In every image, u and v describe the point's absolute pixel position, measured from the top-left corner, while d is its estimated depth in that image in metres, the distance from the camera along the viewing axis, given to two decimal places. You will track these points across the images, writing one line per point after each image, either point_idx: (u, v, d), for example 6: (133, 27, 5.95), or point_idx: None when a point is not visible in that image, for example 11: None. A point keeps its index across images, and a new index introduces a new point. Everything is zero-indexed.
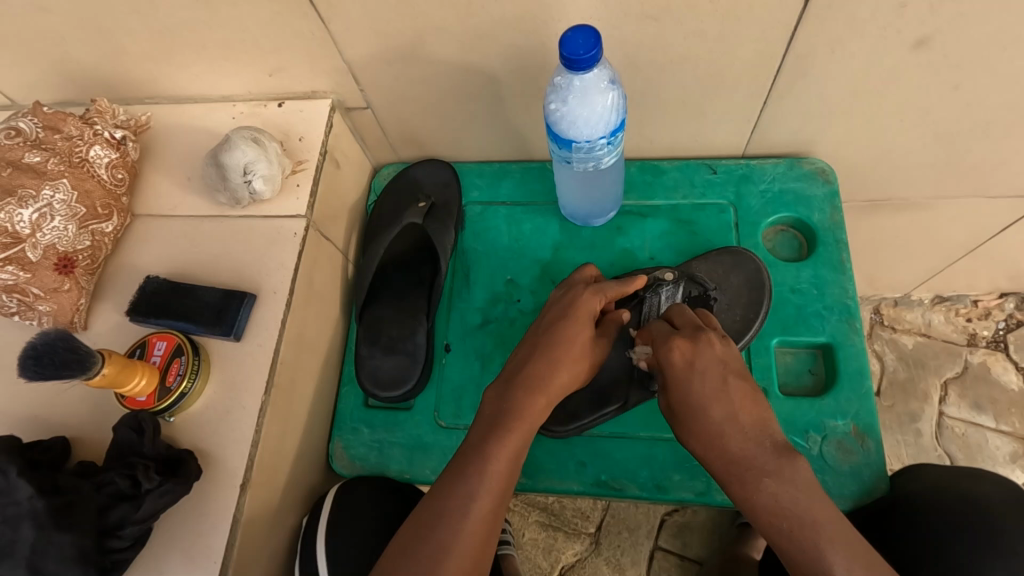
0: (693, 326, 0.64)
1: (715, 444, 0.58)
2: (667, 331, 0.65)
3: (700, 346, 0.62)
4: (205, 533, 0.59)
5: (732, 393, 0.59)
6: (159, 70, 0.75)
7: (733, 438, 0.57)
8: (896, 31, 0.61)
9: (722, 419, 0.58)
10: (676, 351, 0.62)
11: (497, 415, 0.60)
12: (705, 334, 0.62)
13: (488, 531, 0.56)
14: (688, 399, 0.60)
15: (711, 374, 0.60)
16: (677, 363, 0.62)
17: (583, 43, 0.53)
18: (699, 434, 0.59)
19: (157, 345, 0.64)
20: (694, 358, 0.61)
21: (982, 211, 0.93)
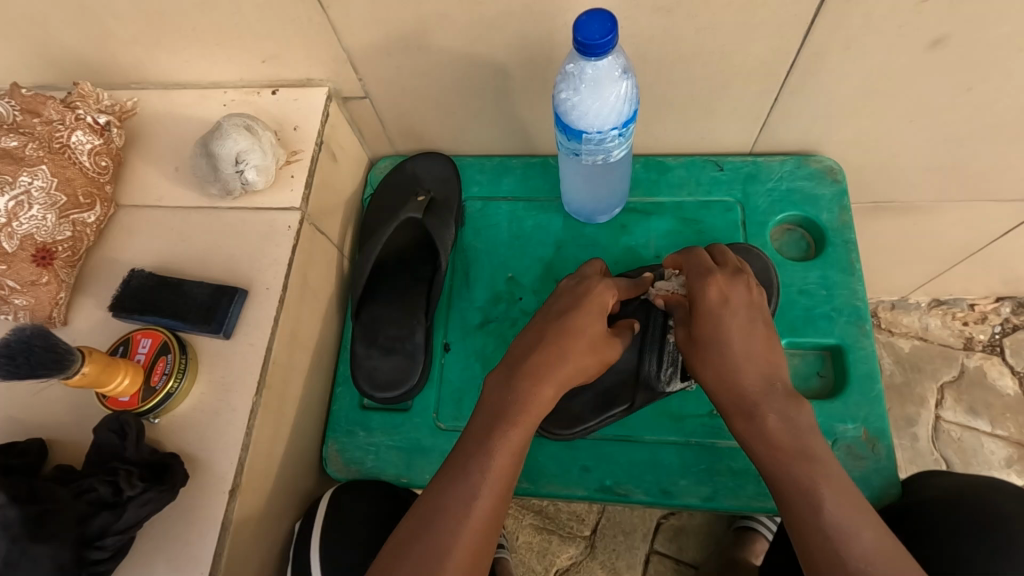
0: (734, 266, 0.64)
1: (726, 375, 0.59)
2: (705, 263, 0.64)
3: (734, 284, 0.63)
4: (192, 542, 0.56)
5: (757, 335, 0.61)
6: (146, 53, 0.71)
7: (747, 377, 0.59)
8: (913, 29, 0.59)
9: (742, 354, 0.60)
10: (714, 286, 0.62)
11: (500, 414, 0.58)
12: (744, 277, 0.63)
13: (488, 533, 0.53)
14: (718, 333, 0.61)
15: (739, 311, 0.62)
16: (714, 288, 0.62)
17: (599, 28, 0.50)
18: (718, 363, 0.60)
19: (141, 342, 0.60)
20: (728, 292, 0.62)
21: (986, 215, 0.92)
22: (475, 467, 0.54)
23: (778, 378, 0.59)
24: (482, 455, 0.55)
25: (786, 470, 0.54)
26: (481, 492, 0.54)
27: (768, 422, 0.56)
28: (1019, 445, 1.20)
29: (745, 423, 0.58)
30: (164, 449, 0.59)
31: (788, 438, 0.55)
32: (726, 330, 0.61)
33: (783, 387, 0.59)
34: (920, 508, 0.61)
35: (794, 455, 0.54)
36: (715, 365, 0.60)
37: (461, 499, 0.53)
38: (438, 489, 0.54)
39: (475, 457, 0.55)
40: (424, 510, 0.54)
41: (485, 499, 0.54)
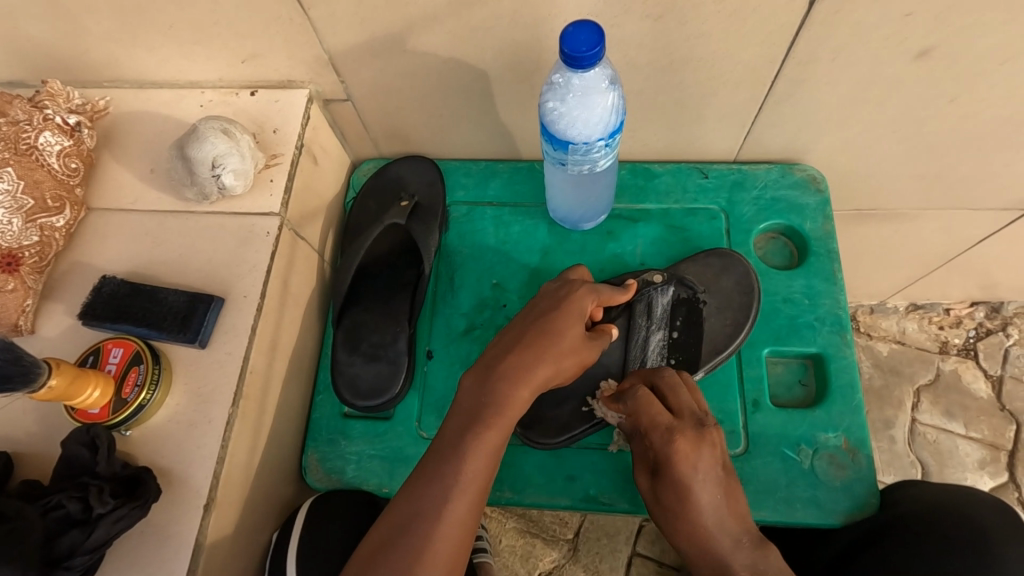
0: (695, 418, 0.62)
1: (706, 553, 0.60)
2: (667, 420, 0.61)
3: (702, 449, 0.61)
4: (166, 558, 0.54)
5: (722, 485, 0.61)
6: (119, 51, 0.69)
7: (721, 546, 0.60)
8: (897, 40, 0.59)
9: (714, 524, 0.60)
10: (681, 456, 0.60)
11: (478, 415, 0.56)
12: (710, 434, 0.61)
13: (464, 545, 0.53)
14: (686, 502, 0.60)
15: (710, 478, 0.60)
16: (682, 464, 0.60)
17: (585, 40, 0.50)
18: (688, 537, 0.61)
19: (113, 351, 0.59)
20: (697, 460, 0.60)
21: (962, 223, 0.94)
22: (453, 471, 0.53)
23: (745, 531, 0.60)
24: (457, 459, 0.54)
25: (729, 573, 0.59)
26: (463, 502, 0.53)
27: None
28: (991, 446, 1.23)
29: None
30: (137, 461, 0.57)
31: (731, 539, 0.60)
32: (696, 498, 0.60)
33: (749, 539, 0.60)
34: (892, 527, 0.63)
35: (748, 567, 0.59)
36: (693, 546, 0.61)
37: (439, 506, 0.52)
38: (415, 494, 0.53)
39: (451, 459, 0.54)
40: (400, 515, 0.52)
41: (463, 503, 0.53)
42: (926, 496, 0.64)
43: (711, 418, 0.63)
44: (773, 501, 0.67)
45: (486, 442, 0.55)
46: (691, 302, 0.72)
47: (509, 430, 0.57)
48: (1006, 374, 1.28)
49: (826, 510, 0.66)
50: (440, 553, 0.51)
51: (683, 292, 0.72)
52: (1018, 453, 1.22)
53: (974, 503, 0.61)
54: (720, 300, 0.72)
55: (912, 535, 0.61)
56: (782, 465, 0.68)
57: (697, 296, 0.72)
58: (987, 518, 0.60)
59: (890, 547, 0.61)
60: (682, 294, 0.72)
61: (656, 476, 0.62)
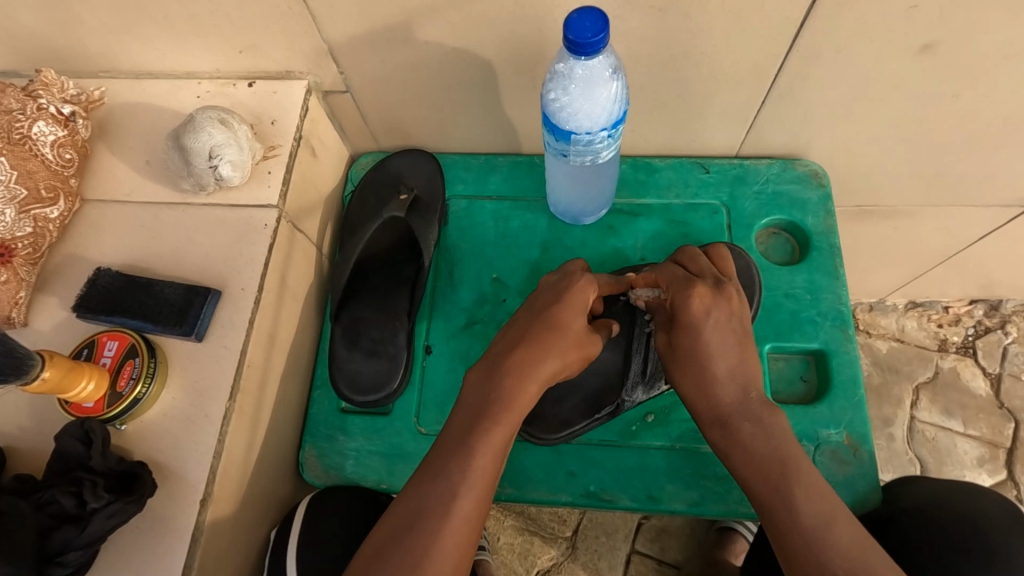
0: (714, 276, 0.63)
1: (708, 397, 0.59)
2: (686, 275, 0.63)
3: (719, 298, 0.61)
4: (162, 554, 0.53)
5: (739, 356, 0.60)
6: (114, 40, 0.68)
7: (725, 396, 0.59)
8: (902, 35, 0.59)
9: (725, 375, 0.59)
10: (698, 297, 0.60)
11: (480, 410, 0.56)
12: (727, 288, 0.62)
13: (467, 542, 0.52)
14: (698, 351, 0.60)
15: (722, 324, 0.60)
16: (696, 306, 0.60)
17: (591, 26, 0.49)
18: (694, 380, 0.60)
19: (107, 345, 0.58)
20: (711, 308, 0.60)
21: (963, 220, 0.94)
22: (457, 466, 0.53)
23: (756, 390, 0.59)
24: (460, 453, 0.53)
25: (733, 431, 0.58)
26: (465, 498, 0.52)
27: (742, 433, 0.57)
28: (990, 444, 1.23)
29: (720, 433, 0.59)
30: (133, 456, 0.56)
31: (741, 396, 0.59)
32: (708, 347, 0.60)
33: (758, 398, 0.59)
34: (898, 518, 0.62)
35: (782, 478, 0.54)
36: (692, 378, 0.60)
37: (442, 503, 0.51)
38: (417, 491, 0.52)
39: (451, 455, 0.53)
40: (402, 514, 0.52)
41: (466, 498, 0.52)
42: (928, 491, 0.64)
43: (735, 282, 0.63)
44: None
45: (489, 436, 0.54)
46: None
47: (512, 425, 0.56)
48: (1005, 372, 1.28)
49: None
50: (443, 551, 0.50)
51: None
52: (1016, 450, 1.22)
53: (979, 498, 0.61)
54: None
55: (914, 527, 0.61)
56: None
57: None
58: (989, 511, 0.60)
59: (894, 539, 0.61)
60: None
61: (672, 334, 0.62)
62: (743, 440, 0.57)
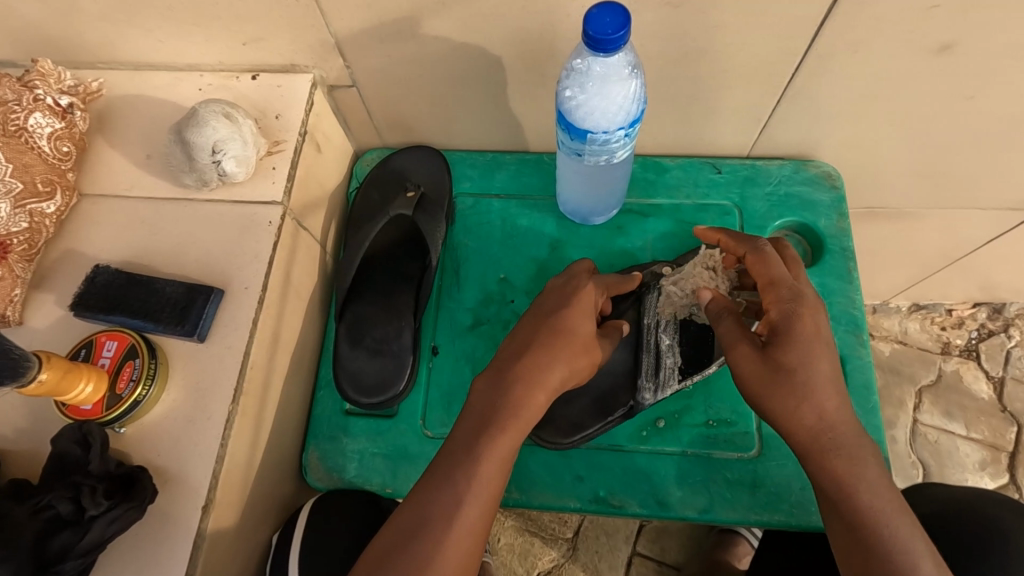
0: (805, 288, 0.56)
1: (824, 429, 0.51)
2: (788, 283, 0.54)
3: (822, 315, 0.53)
4: (162, 560, 0.52)
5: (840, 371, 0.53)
6: (113, 31, 0.65)
7: (844, 426, 0.51)
8: (923, 35, 0.58)
9: (831, 401, 0.51)
10: (807, 311, 0.53)
11: (490, 417, 0.54)
12: (827, 306, 0.54)
13: (474, 551, 0.50)
14: (808, 374, 0.51)
15: (829, 351, 0.52)
16: (810, 328, 0.52)
17: (611, 22, 0.48)
18: (801, 411, 0.51)
19: (106, 345, 0.56)
20: (822, 330, 0.52)
21: (972, 223, 0.93)
22: (465, 477, 0.51)
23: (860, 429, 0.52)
24: (469, 463, 0.52)
25: (836, 466, 0.50)
26: (475, 507, 0.51)
27: (865, 476, 0.49)
28: (992, 447, 1.23)
29: (827, 471, 0.50)
30: (132, 460, 0.54)
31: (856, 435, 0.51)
32: (822, 372, 0.51)
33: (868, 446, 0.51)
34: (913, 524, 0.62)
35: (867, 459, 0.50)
36: (810, 422, 0.51)
37: (448, 513, 0.50)
38: (424, 499, 0.51)
39: (461, 461, 0.52)
40: (405, 522, 0.50)
41: (475, 508, 0.51)
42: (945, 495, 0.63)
43: (810, 288, 0.55)
44: (787, 507, 0.65)
45: (500, 445, 0.53)
46: None
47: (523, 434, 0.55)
48: (1007, 376, 1.28)
49: None
50: (451, 562, 0.49)
51: None
52: (1018, 454, 1.22)
53: (994, 501, 0.61)
54: None
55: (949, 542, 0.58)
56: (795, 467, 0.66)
57: None
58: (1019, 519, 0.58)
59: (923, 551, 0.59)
60: None
61: (771, 343, 0.53)
62: (862, 482, 0.49)
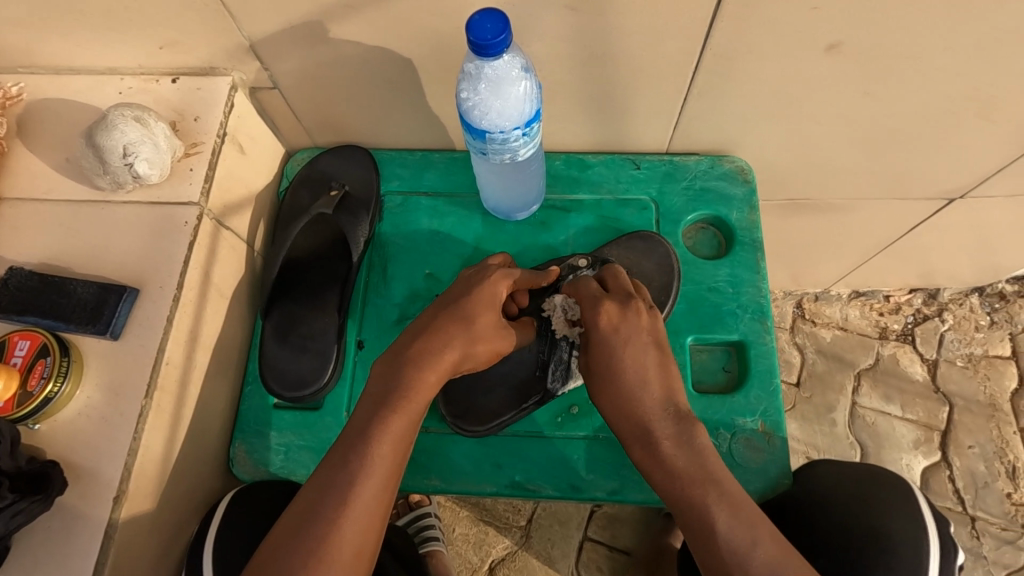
0: (624, 292, 0.64)
1: (629, 410, 0.60)
2: (597, 291, 0.64)
3: (627, 313, 0.62)
4: (74, 550, 0.53)
5: (650, 360, 0.61)
6: (31, 36, 0.66)
7: (647, 398, 0.60)
8: (806, 36, 0.61)
9: (637, 382, 0.60)
10: (604, 316, 0.62)
11: (387, 397, 0.56)
12: (636, 303, 0.63)
13: (369, 529, 0.53)
14: (611, 360, 0.61)
15: (637, 342, 0.61)
16: (605, 324, 0.62)
17: (491, 28, 0.50)
18: (611, 394, 0.61)
19: (19, 345, 0.57)
20: (620, 325, 0.62)
21: (891, 211, 0.97)
22: (358, 455, 0.54)
23: (672, 402, 0.60)
24: (362, 444, 0.54)
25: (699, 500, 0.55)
26: (370, 485, 0.53)
27: (664, 448, 0.58)
28: (926, 426, 1.28)
29: (644, 450, 0.59)
30: (45, 456, 0.56)
31: (697, 466, 0.57)
32: (621, 364, 0.61)
33: (675, 411, 0.60)
34: (806, 505, 0.65)
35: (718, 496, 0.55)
36: (623, 403, 0.60)
37: (343, 493, 0.52)
38: (325, 479, 0.53)
39: (358, 445, 0.54)
40: (307, 502, 0.53)
41: (370, 486, 0.53)
42: (827, 498, 0.65)
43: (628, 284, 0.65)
44: None
45: (397, 427, 0.55)
46: None
47: (417, 413, 0.57)
48: (940, 358, 1.33)
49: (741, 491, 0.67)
50: (346, 537, 0.51)
51: None
52: (950, 433, 1.28)
53: (874, 479, 0.65)
54: (643, 281, 0.73)
55: (848, 536, 0.61)
56: None
57: None
58: (906, 513, 0.61)
59: (828, 540, 0.62)
60: None
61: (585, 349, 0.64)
62: (659, 452, 0.58)
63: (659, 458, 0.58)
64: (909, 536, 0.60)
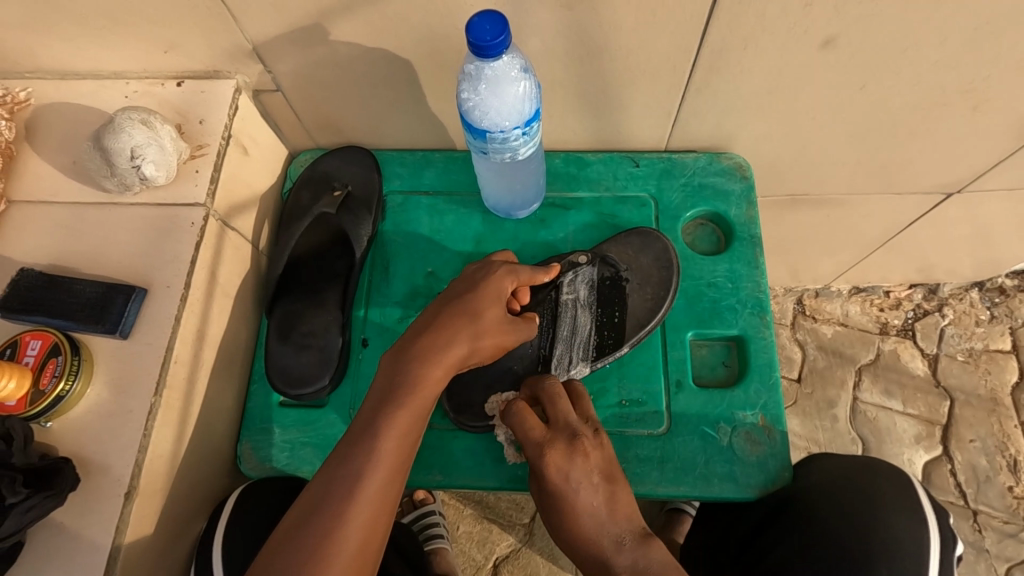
0: (569, 430, 0.63)
1: (560, 494, 0.62)
2: (546, 429, 0.63)
3: (574, 447, 0.63)
4: (86, 545, 0.55)
5: (603, 497, 0.62)
6: (39, 41, 0.68)
7: (575, 488, 0.62)
8: (801, 32, 0.62)
9: (570, 472, 0.62)
10: (552, 464, 0.62)
11: (392, 392, 0.57)
12: (581, 441, 0.63)
13: (376, 521, 0.54)
14: (562, 502, 0.62)
15: (561, 448, 0.62)
16: (551, 452, 0.62)
17: (491, 28, 0.51)
18: (569, 543, 0.63)
19: (31, 344, 0.58)
20: (563, 452, 0.62)
21: (889, 206, 0.98)
22: (363, 449, 0.55)
23: (598, 473, 0.62)
24: (367, 438, 0.55)
25: (612, 572, 0.60)
26: (374, 479, 0.54)
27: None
28: (927, 421, 1.29)
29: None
30: (57, 453, 0.57)
31: (613, 542, 0.61)
32: (575, 508, 0.62)
33: (632, 538, 0.61)
34: (806, 497, 0.66)
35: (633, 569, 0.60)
36: (579, 550, 0.62)
37: (350, 485, 0.53)
38: (330, 474, 0.54)
39: (363, 440, 0.55)
40: (315, 495, 0.54)
41: (376, 479, 0.54)
42: (829, 493, 0.65)
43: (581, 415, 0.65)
44: (690, 477, 0.68)
45: (400, 423, 0.56)
46: (614, 280, 0.74)
47: (423, 408, 0.58)
48: (941, 353, 1.34)
49: (742, 484, 0.68)
50: (354, 528, 0.52)
51: (607, 270, 0.74)
52: (951, 427, 1.28)
53: (876, 473, 0.66)
54: (641, 276, 0.74)
55: (847, 531, 0.62)
56: (701, 442, 0.70)
57: (620, 274, 0.74)
58: (906, 513, 0.62)
59: (825, 534, 0.63)
60: (606, 273, 0.74)
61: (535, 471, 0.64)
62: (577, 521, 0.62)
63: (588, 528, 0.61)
64: (911, 532, 0.61)
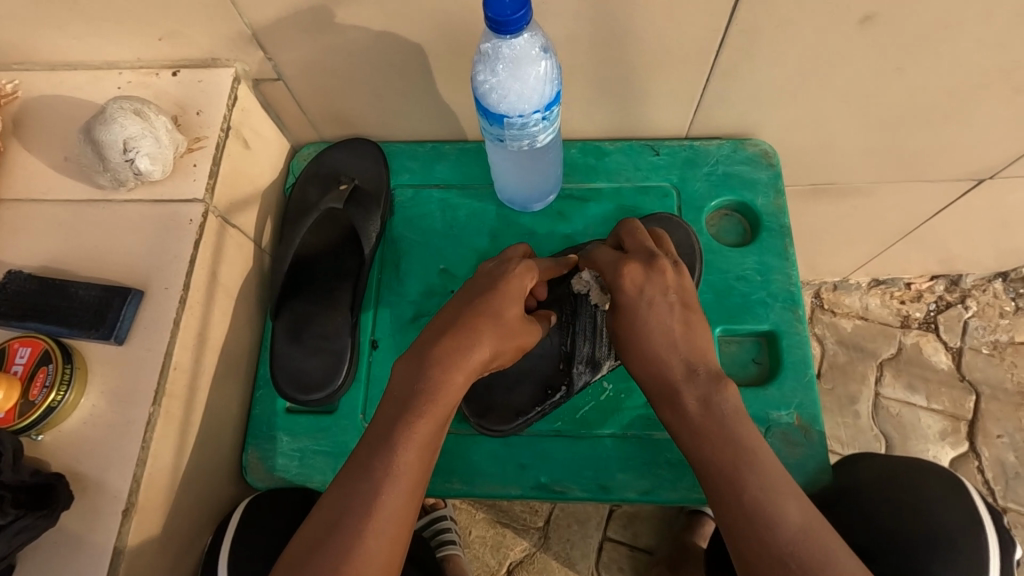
0: (647, 249, 0.59)
1: (633, 323, 0.57)
2: (616, 255, 0.60)
3: (652, 273, 0.57)
4: (82, 566, 0.51)
5: (677, 318, 0.57)
6: (26, 30, 0.64)
7: (654, 309, 0.57)
8: (838, 8, 0.58)
9: (643, 295, 0.57)
10: (628, 278, 0.58)
11: (407, 397, 0.53)
12: (660, 262, 0.58)
13: (391, 536, 0.50)
14: (638, 331, 0.57)
15: (640, 275, 0.57)
16: (627, 285, 0.57)
17: (510, 2, 0.47)
18: (635, 340, 0.57)
19: (20, 351, 0.55)
20: (643, 283, 0.57)
21: (916, 194, 0.93)
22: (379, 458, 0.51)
23: (678, 303, 0.57)
24: (383, 446, 0.51)
25: (681, 407, 0.54)
26: (390, 491, 0.50)
27: (690, 410, 0.53)
28: (953, 416, 1.25)
29: (669, 409, 0.55)
30: (50, 467, 0.53)
31: (687, 366, 0.55)
32: (647, 328, 0.56)
33: (704, 370, 0.55)
34: (855, 496, 0.62)
35: (696, 395, 0.54)
36: (644, 346, 0.56)
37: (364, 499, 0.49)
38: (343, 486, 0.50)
39: (379, 450, 0.51)
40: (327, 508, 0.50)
41: (391, 492, 0.50)
42: (882, 494, 0.61)
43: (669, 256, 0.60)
44: None
45: (418, 431, 0.52)
46: None
47: (441, 414, 0.54)
48: (965, 346, 1.30)
49: None
50: (368, 547, 0.49)
51: None
52: (978, 422, 1.24)
53: (927, 472, 0.62)
54: None
55: (907, 536, 0.58)
56: None
57: None
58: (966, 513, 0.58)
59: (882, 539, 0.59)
60: None
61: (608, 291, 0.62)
62: (644, 308, 0.57)
63: (653, 346, 0.56)
64: (969, 530, 0.57)
